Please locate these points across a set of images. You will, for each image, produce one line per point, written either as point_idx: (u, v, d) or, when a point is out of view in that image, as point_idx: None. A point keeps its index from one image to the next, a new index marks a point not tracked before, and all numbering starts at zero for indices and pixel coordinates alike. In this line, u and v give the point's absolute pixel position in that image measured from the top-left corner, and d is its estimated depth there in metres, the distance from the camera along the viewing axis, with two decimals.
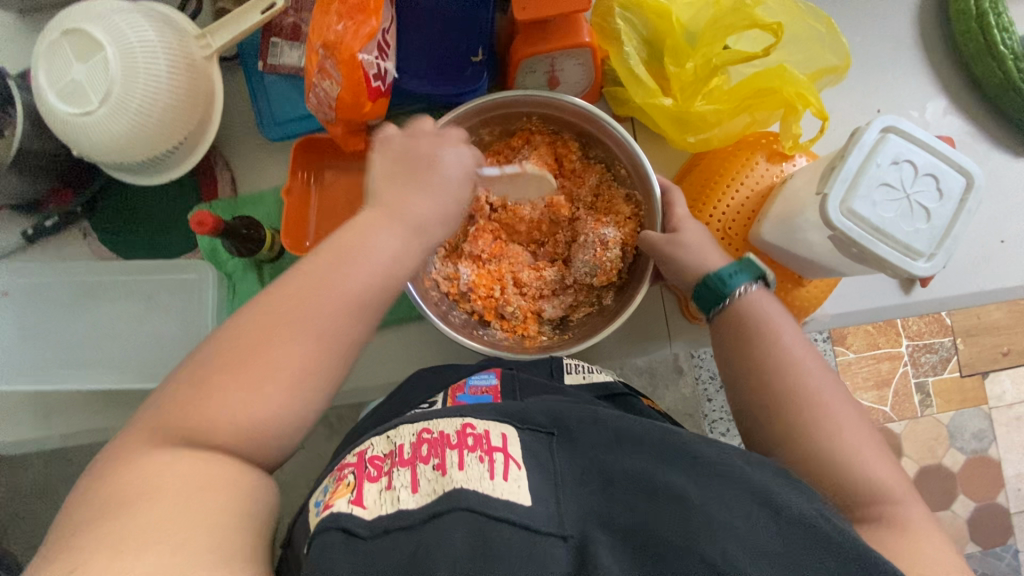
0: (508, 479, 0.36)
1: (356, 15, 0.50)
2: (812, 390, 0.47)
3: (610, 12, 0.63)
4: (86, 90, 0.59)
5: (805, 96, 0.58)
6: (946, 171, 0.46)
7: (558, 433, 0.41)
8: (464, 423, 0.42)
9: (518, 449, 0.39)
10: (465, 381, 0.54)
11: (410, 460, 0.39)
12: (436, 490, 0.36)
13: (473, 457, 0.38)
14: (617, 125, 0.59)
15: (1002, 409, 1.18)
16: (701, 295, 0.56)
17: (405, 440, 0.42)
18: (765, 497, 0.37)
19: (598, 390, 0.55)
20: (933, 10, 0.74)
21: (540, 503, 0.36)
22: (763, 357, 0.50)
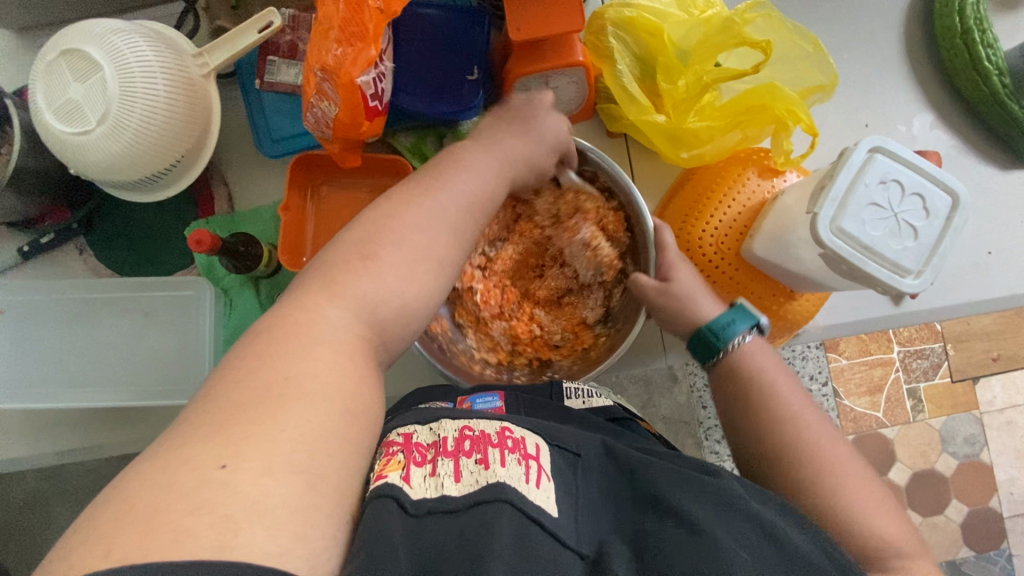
0: (541, 486, 0.37)
1: (355, 43, 0.49)
2: (810, 446, 0.47)
3: (603, 31, 0.64)
4: (84, 110, 0.59)
5: (795, 112, 0.59)
6: (932, 190, 0.47)
7: (584, 455, 0.41)
8: (502, 425, 0.41)
9: (549, 459, 0.39)
10: (467, 400, 0.54)
11: (455, 451, 0.37)
12: (479, 482, 0.35)
13: (512, 457, 0.38)
14: (567, 139, 0.61)
15: (993, 413, 1.20)
16: (698, 344, 0.57)
17: (448, 432, 0.39)
18: (767, 529, 0.38)
19: (601, 415, 0.55)
20: (919, 26, 0.76)
21: (566, 517, 0.36)
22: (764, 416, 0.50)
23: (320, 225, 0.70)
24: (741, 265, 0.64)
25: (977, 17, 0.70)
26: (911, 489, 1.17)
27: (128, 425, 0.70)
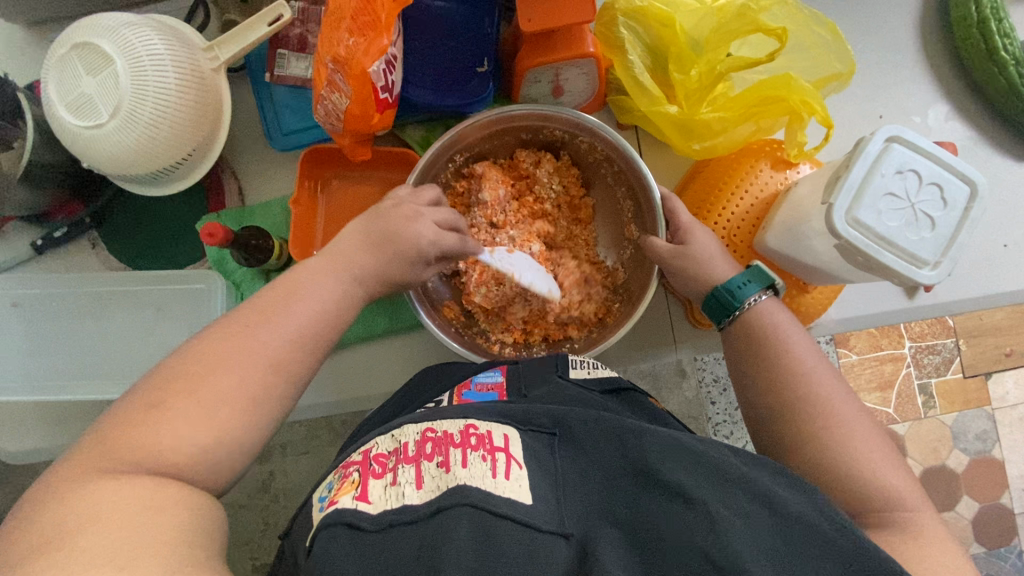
0: (510, 478, 0.37)
1: (367, 32, 0.49)
2: (820, 400, 0.48)
3: (613, 21, 0.64)
4: (96, 103, 0.59)
5: (810, 103, 0.59)
6: (950, 179, 0.46)
7: (560, 434, 0.41)
8: (467, 422, 0.42)
9: (519, 450, 0.39)
10: (470, 380, 0.55)
11: (415, 457, 0.39)
12: (441, 487, 0.36)
13: (476, 455, 0.38)
14: (556, 107, 0.60)
15: (1005, 409, 1.19)
16: (712, 305, 0.57)
17: (410, 438, 0.41)
18: (763, 498, 0.37)
19: (604, 385, 0.54)
20: (935, 15, 0.75)
21: (541, 502, 0.36)
22: (775, 369, 0.52)
23: (331, 218, 0.70)
24: (754, 257, 0.63)
25: (994, 6, 0.69)
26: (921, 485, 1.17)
27: None
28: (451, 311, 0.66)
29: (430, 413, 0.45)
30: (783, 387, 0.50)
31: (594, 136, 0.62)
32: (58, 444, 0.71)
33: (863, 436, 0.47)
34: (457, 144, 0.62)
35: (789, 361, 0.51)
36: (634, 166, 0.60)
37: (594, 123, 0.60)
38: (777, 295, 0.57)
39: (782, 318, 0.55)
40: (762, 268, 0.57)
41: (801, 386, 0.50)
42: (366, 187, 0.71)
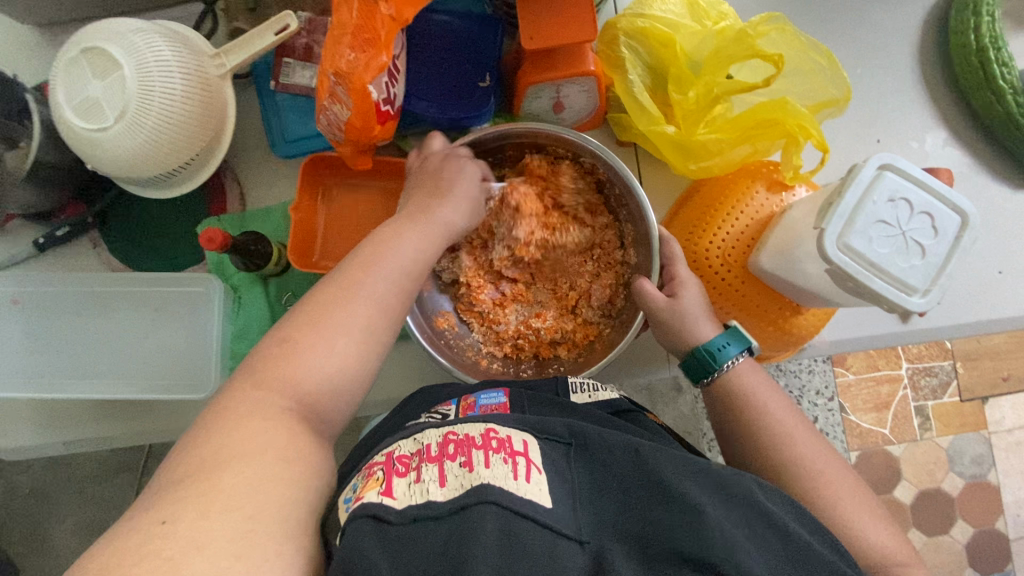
0: (530, 480, 0.38)
1: (368, 49, 0.50)
2: (808, 461, 0.51)
3: (615, 40, 0.65)
4: (102, 107, 0.60)
5: (806, 127, 0.59)
6: (942, 209, 0.46)
7: (576, 443, 0.41)
8: (487, 427, 0.42)
9: (538, 454, 0.40)
10: (473, 400, 0.54)
11: (438, 457, 0.39)
12: (464, 485, 0.36)
13: (498, 457, 0.39)
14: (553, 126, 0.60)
15: (1002, 434, 1.18)
16: (689, 366, 0.59)
17: (432, 440, 0.41)
18: (772, 519, 0.39)
19: (605, 407, 0.55)
20: (934, 42, 0.75)
21: (559, 506, 0.37)
22: (763, 435, 0.53)
23: (331, 230, 0.71)
24: (748, 278, 0.63)
25: (993, 34, 0.69)
26: (916, 508, 1.16)
27: (134, 417, 0.71)
28: (445, 320, 0.66)
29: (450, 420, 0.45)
30: (770, 449, 0.53)
31: (597, 158, 0.62)
32: (53, 441, 0.71)
33: (848, 493, 0.50)
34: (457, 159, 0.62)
35: (775, 424, 0.54)
36: (636, 193, 0.60)
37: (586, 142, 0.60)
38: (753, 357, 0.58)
39: (761, 382, 0.57)
40: (740, 330, 0.59)
41: (787, 450, 0.52)
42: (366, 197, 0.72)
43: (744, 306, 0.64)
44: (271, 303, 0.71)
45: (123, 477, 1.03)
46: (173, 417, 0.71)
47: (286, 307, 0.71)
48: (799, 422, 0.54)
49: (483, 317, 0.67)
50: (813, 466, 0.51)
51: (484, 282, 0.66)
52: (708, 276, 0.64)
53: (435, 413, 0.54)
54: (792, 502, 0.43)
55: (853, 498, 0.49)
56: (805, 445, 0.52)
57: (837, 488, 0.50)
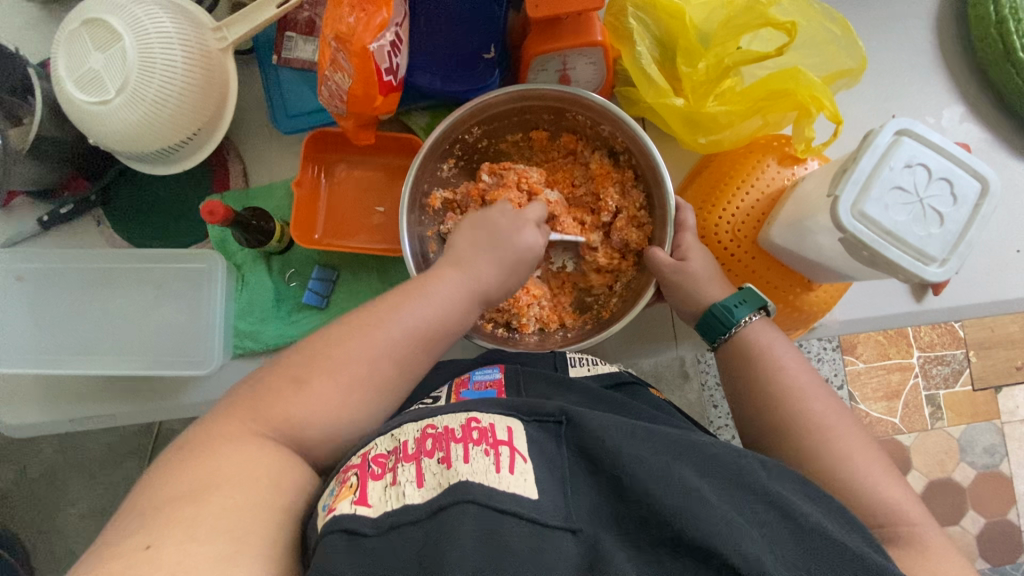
0: (514, 472, 0.38)
1: (368, 7, 0.49)
2: (816, 416, 0.50)
3: (623, 12, 0.64)
4: (103, 79, 0.60)
5: (819, 98, 0.58)
6: (961, 175, 0.45)
7: (567, 421, 0.42)
8: (470, 415, 0.43)
9: (524, 444, 0.40)
10: (467, 377, 0.54)
11: (415, 455, 0.40)
12: (442, 484, 0.37)
13: (479, 450, 0.39)
14: (569, 87, 0.58)
15: (1015, 424, 1.16)
16: (707, 324, 0.57)
17: (409, 436, 0.42)
18: (779, 503, 0.39)
19: (605, 380, 0.55)
20: (952, 15, 0.73)
21: (546, 498, 0.37)
22: (769, 391, 0.53)
23: (333, 205, 0.70)
24: (757, 254, 0.62)
25: (1013, 5, 0.67)
26: (926, 498, 1.14)
27: (139, 395, 0.71)
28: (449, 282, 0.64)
29: (435, 409, 0.45)
30: (776, 405, 0.52)
31: (615, 126, 0.60)
32: (57, 419, 0.71)
33: (860, 446, 0.49)
34: (471, 117, 0.61)
35: (786, 379, 0.53)
36: (656, 164, 0.58)
37: (603, 102, 0.58)
38: (769, 316, 0.57)
39: (771, 339, 0.55)
40: (755, 290, 0.58)
41: (797, 403, 0.51)
42: (370, 173, 0.71)
43: (754, 282, 0.63)
44: (274, 281, 0.71)
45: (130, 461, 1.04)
46: (175, 394, 0.71)
47: (289, 284, 0.71)
48: (810, 378, 0.53)
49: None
50: (824, 422, 0.50)
51: None
52: (717, 251, 0.63)
53: (431, 396, 0.54)
54: (801, 482, 0.42)
55: (866, 453, 0.48)
56: (815, 401, 0.51)
57: (849, 442, 0.49)
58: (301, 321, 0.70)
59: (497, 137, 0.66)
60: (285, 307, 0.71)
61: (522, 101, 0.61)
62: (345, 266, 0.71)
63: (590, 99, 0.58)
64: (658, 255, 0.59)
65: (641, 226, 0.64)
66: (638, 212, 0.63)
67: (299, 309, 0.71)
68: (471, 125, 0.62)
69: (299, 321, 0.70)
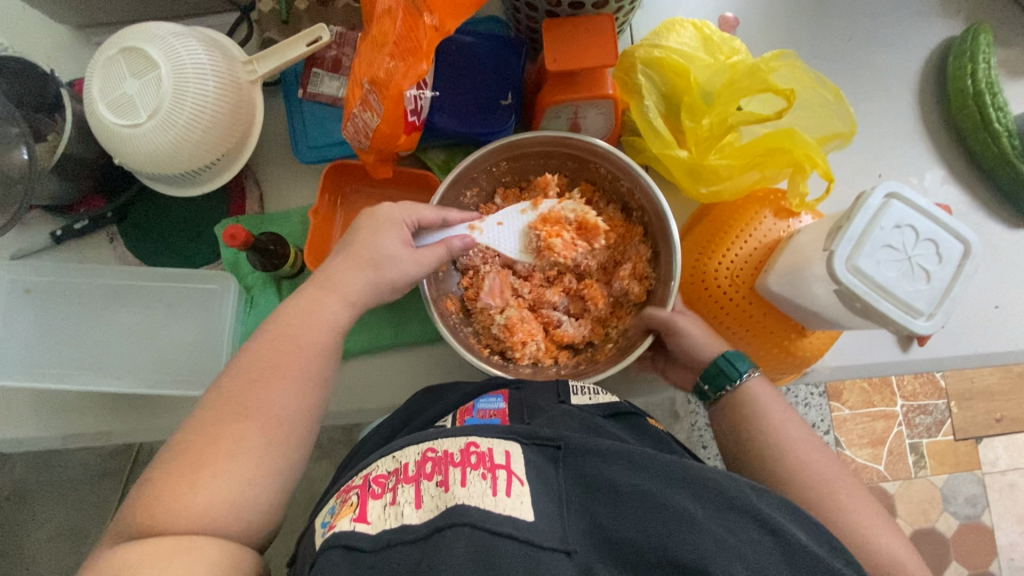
0: (511, 495, 0.39)
1: (406, 57, 0.51)
2: (817, 471, 0.53)
3: (632, 68, 0.69)
4: (136, 104, 0.62)
5: (813, 157, 0.62)
6: (946, 237, 0.48)
7: (565, 447, 0.44)
8: (469, 440, 0.45)
9: (520, 466, 0.42)
10: (471, 404, 0.55)
11: (415, 477, 0.42)
12: (438, 507, 0.39)
13: (476, 474, 0.41)
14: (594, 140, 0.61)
15: (995, 475, 1.19)
16: (712, 374, 0.60)
17: (410, 459, 0.44)
18: (765, 521, 0.41)
19: (605, 410, 0.56)
20: (933, 86, 0.79)
21: (542, 520, 0.39)
22: (772, 441, 0.55)
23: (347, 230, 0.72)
24: (755, 299, 0.65)
25: (988, 81, 0.73)
26: None
27: (136, 413, 0.71)
28: (452, 304, 0.66)
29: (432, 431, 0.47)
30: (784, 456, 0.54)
31: (635, 185, 0.63)
32: (48, 435, 0.70)
33: (857, 499, 0.52)
34: (502, 151, 0.63)
35: (784, 432, 0.56)
36: (667, 223, 0.61)
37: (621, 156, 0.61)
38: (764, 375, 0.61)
39: (770, 396, 0.59)
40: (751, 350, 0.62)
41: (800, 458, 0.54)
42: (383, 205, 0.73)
43: (749, 326, 0.66)
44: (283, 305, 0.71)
45: (106, 482, 1.02)
46: (175, 413, 0.71)
47: None
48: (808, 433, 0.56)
49: (489, 309, 0.66)
50: (825, 476, 0.53)
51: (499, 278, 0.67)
52: (715, 294, 0.66)
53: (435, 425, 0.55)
54: (787, 505, 0.45)
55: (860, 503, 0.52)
56: (814, 455, 0.54)
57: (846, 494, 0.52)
58: None
59: (523, 172, 0.68)
60: None
61: (548, 145, 0.63)
62: None
63: (611, 154, 0.61)
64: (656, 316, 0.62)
65: (647, 278, 0.66)
66: (643, 267, 0.66)
67: None
68: (500, 159, 0.64)
69: None
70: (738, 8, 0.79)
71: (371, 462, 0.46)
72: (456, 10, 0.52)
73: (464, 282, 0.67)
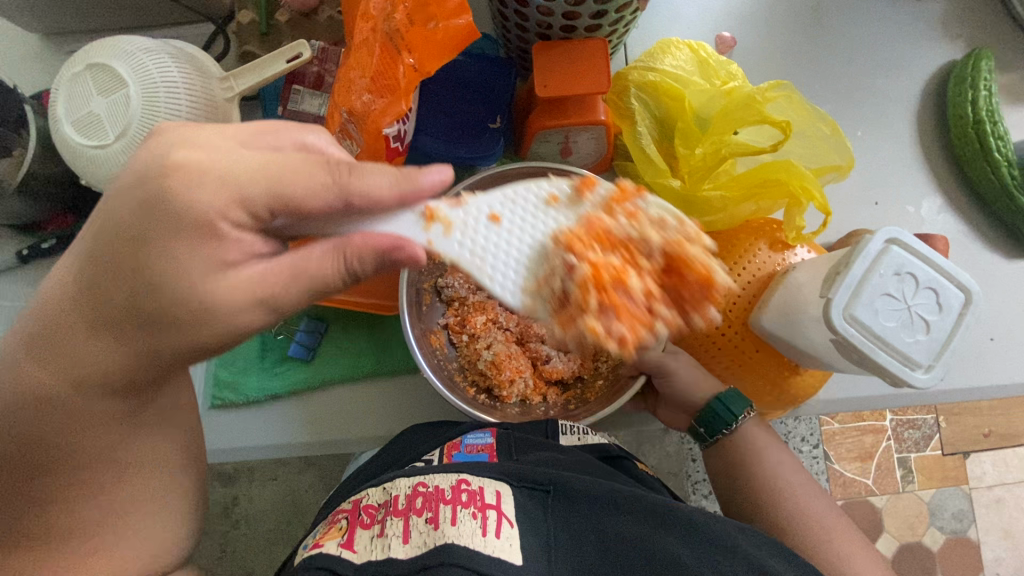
0: (499, 536, 0.43)
1: (386, 94, 0.49)
2: (810, 516, 0.54)
3: (625, 92, 0.67)
4: (103, 124, 0.59)
5: (809, 189, 0.61)
6: (946, 285, 0.47)
7: (554, 490, 0.48)
8: (459, 477, 0.48)
9: (510, 506, 0.46)
10: (460, 439, 0.57)
11: (404, 510, 0.46)
12: (425, 543, 0.42)
13: (466, 512, 0.44)
14: (583, 171, 0.59)
15: (982, 490, 1.18)
16: (706, 418, 0.58)
17: (400, 491, 0.48)
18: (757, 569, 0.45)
19: (596, 451, 0.58)
20: (932, 110, 0.77)
21: (529, 561, 0.43)
22: (767, 484, 0.56)
23: None
24: (748, 335, 0.63)
25: (989, 108, 0.72)
26: (896, 561, 1.15)
27: None
28: (436, 339, 0.64)
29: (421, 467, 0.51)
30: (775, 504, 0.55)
31: None
32: None
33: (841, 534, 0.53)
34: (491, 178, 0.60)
35: (769, 471, 0.56)
36: None
37: None
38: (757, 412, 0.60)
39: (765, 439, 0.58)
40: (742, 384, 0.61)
41: (792, 505, 0.54)
42: None
43: (742, 361, 0.64)
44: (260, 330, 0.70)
45: None
46: None
47: (276, 335, 0.70)
48: (800, 477, 0.57)
49: (476, 346, 0.64)
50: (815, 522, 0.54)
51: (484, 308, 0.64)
52: (708, 331, 0.64)
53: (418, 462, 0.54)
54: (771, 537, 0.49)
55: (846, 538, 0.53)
56: (808, 500, 0.55)
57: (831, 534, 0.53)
58: (285, 373, 0.69)
59: None
60: (269, 356, 0.69)
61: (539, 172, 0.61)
62: (336, 320, 0.70)
63: None
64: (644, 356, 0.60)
65: None
66: None
67: (285, 360, 0.69)
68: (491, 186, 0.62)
69: (283, 374, 0.68)
70: (736, 27, 0.77)
71: (363, 490, 0.52)
72: (436, 51, 0.50)
73: (449, 311, 0.66)
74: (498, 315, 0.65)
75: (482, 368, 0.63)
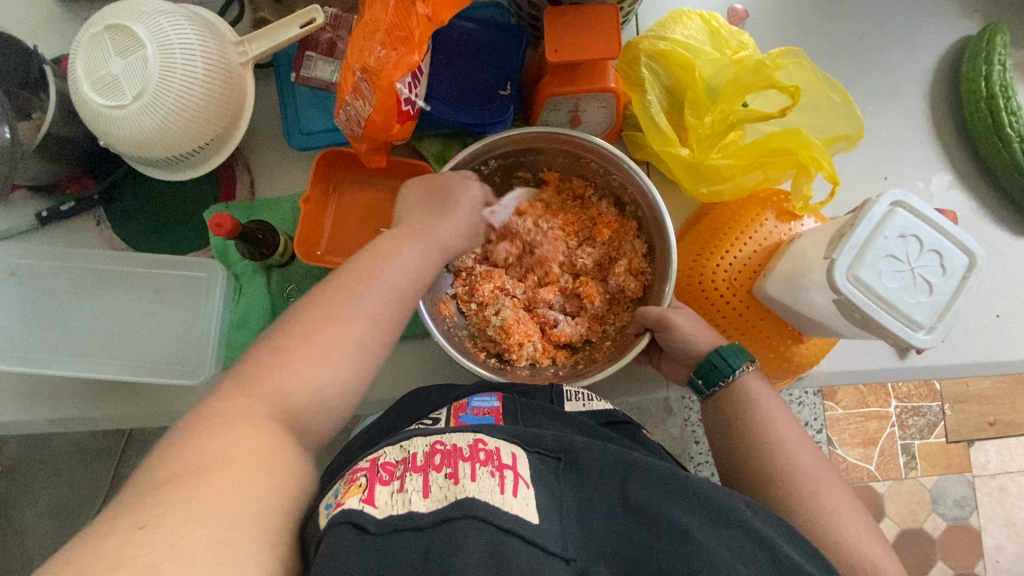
0: (518, 494, 0.38)
1: (399, 46, 0.50)
2: (804, 466, 0.53)
3: (635, 60, 0.67)
4: (121, 84, 0.60)
5: (818, 158, 0.60)
6: (949, 247, 0.47)
7: (565, 458, 0.43)
8: (476, 437, 0.43)
9: (527, 468, 0.41)
10: (466, 402, 0.55)
11: (423, 467, 0.40)
12: (447, 497, 0.37)
13: (485, 470, 0.39)
14: (585, 134, 0.59)
15: (986, 478, 1.18)
16: (704, 371, 0.59)
17: (418, 449, 0.42)
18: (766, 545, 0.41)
19: (599, 418, 0.56)
20: (945, 87, 0.77)
21: (546, 522, 0.38)
22: (763, 435, 0.55)
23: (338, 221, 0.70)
24: (752, 303, 0.64)
25: (1002, 83, 0.71)
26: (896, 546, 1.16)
27: (124, 400, 0.70)
28: (447, 307, 0.65)
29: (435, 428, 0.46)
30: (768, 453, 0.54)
31: (627, 179, 0.61)
32: (34, 420, 0.69)
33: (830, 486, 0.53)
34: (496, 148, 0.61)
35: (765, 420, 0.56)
36: (661, 218, 0.60)
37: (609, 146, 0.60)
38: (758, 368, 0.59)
39: (765, 393, 0.58)
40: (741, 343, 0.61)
41: (786, 456, 0.54)
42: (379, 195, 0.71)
43: (747, 329, 0.64)
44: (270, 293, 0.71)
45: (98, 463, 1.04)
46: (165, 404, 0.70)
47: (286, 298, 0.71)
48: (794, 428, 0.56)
49: (484, 310, 0.65)
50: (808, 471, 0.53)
51: (492, 275, 0.66)
52: (713, 298, 0.64)
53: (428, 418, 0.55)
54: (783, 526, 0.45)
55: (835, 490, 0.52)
56: (801, 451, 0.54)
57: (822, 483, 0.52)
58: None
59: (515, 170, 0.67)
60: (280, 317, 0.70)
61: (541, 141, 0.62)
62: None
63: (601, 146, 0.60)
64: (649, 314, 0.60)
65: (642, 270, 0.65)
66: (640, 263, 0.65)
67: None
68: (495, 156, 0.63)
69: None
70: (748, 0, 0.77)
71: (378, 448, 0.44)
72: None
73: (457, 280, 0.67)
74: (506, 282, 0.66)
75: (491, 331, 0.64)
